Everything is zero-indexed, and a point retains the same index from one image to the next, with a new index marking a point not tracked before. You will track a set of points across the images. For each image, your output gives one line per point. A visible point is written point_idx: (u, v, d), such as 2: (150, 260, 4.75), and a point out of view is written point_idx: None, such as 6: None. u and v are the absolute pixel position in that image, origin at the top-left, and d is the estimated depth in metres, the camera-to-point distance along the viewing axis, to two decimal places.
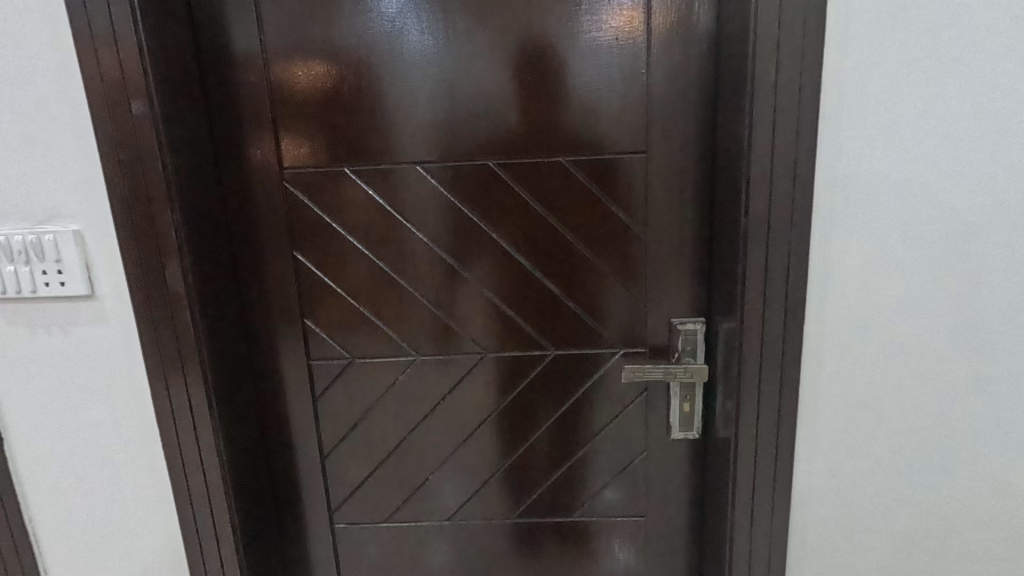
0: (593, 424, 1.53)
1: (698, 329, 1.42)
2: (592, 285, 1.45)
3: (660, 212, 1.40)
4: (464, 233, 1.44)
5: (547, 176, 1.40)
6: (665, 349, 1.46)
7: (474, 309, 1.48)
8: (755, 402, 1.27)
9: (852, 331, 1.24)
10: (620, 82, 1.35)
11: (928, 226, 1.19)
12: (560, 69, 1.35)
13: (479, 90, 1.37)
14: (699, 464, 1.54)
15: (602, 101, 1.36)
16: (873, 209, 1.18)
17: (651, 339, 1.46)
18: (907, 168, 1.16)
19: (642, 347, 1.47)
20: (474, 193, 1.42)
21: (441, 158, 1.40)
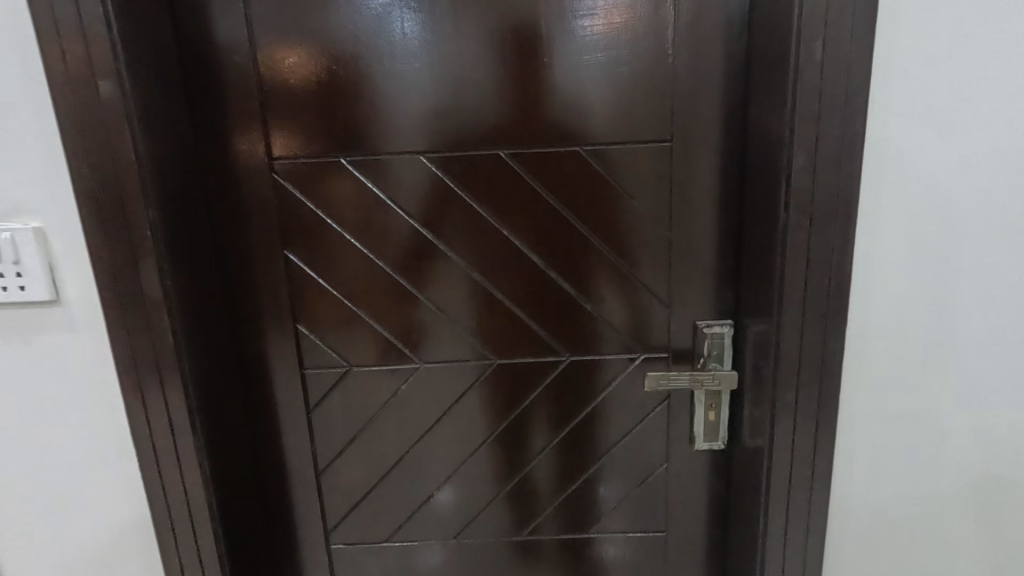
0: (611, 435, 1.42)
1: (725, 331, 1.32)
2: (611, 286, 1.34)
3: (685, 206, 1.29)
4: (471, 229, 1.32)
5: (562, 167, 1.29)
6: (689, 354, 1.35)
7: (482, 312, 1.37)
8: (791, 412, 1.17)
9: (897, 334, 1.15)
10: (642, 73, 1.24)
11: (983, 219, 1.08)
12: (576, 61, 1.24)
13: (484, 75, 1.25)
14: (723, 475, 1.44)
15: (615, 88, 1.25)
16: (923, 200, 1.08)
17: (674, 343, 1.35)
18: (961, 157, 1.06)
19: (663, 351, 1.36)
20: (483, 186, 1.30)
21: (446, 147, 1.28)
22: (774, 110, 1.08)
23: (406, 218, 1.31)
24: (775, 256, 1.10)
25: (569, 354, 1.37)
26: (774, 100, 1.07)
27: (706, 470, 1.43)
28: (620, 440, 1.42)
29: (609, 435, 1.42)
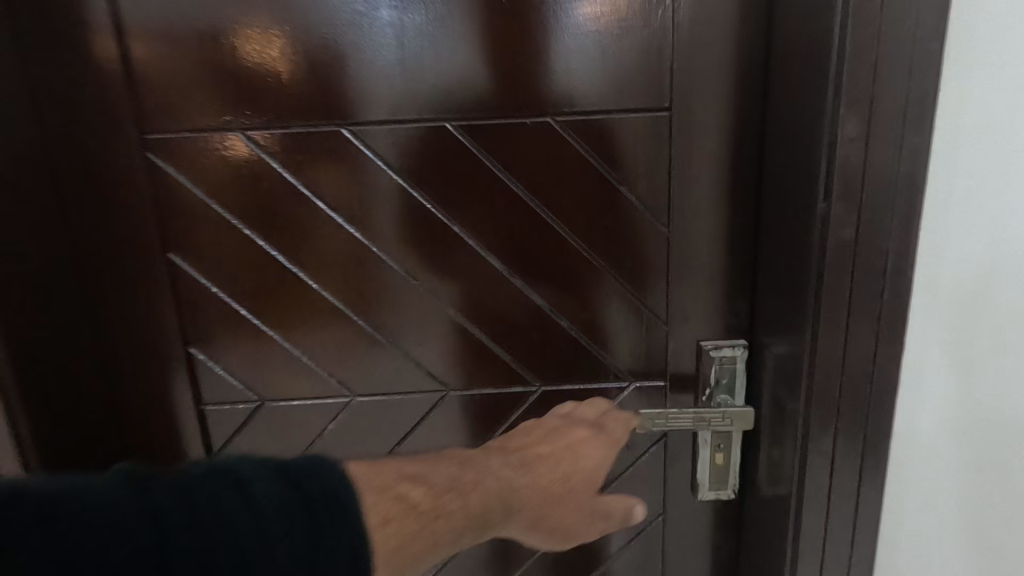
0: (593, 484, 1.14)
1: (740, 353, 1.03)
2: (594, 297, 1.04)
3: (688, 194, 0.99)
4: (411, 224, 1.02)
5: (530, 143, 0.98)
6: (692, 382, 1.07)
7: (428, 331, 1.06)
8: (824, 462, 0.90)
9: (983, 367, 0.84)
10: (648, 50, 0.94)
11: None
12: (566, 39, 0.94)
13: (441, 44, 0.94)
14: (733, 529, 1.16)
15: (596, 38, 0.94)
16: None
17: (673, 369, 1.07)
18: None
19: (659, 378, 1.08)
20: (426, 168, 0.99)
21: (376, 116, 0.97)
22: (813, 61, 0.79)
23: (327, 210, 1.01)
24: (811, 260, 0.82)
25: (542, 382, 1.08)
26: (812, 46, 0.78)
27: (711, 523, 1.16)
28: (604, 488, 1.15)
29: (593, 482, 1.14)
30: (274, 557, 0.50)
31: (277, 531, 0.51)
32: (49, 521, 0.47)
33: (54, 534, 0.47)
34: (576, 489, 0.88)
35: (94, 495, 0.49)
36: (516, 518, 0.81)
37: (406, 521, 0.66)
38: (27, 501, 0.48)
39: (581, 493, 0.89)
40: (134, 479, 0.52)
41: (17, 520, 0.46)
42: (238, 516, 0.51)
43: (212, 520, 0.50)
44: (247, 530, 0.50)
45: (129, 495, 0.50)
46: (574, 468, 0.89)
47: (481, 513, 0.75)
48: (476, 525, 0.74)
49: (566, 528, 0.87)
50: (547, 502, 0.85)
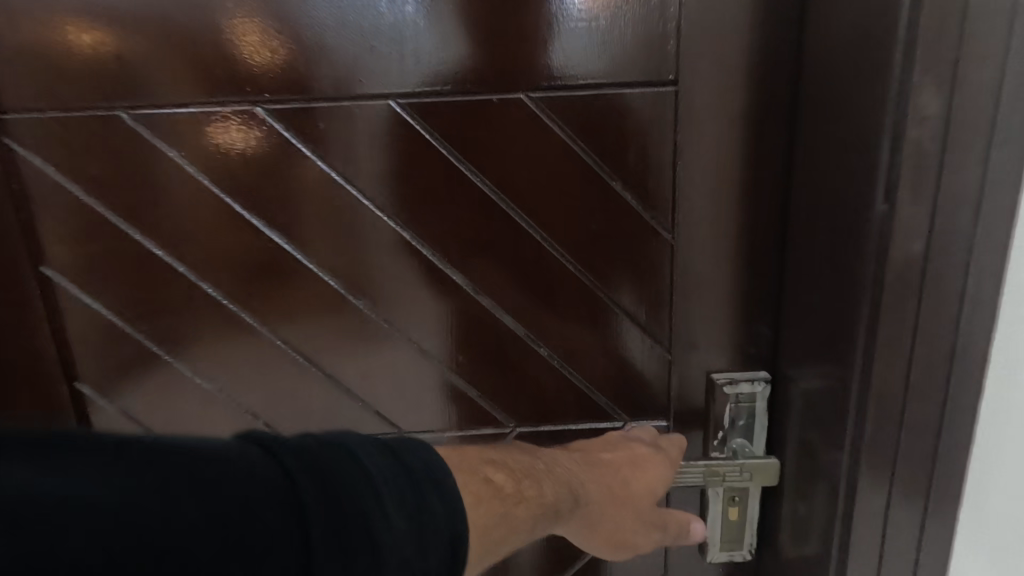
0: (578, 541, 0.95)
1: (761, 389, 0.84)
2: (580, 320, 0.84)
3: (698, 191, 0.78)
4: (351, 229, 0.81)
5: (498, 127, 0.78)
6: (701, 422, 0.88)
7: (375, 362, 0.86)
8: (874, 534, 0.71)
9: None
10: (658, 31, 0.74)
11: None
12: (554, 22, 0.74)
13: (394, 27, 0.74)
14: None
15: (588, 18, 0.74)
16: None
17: (678, 407, 0.87)
18: None
19: (662, 418, 0.88)
20: (367, 159, 0.79)
21: (300, 92, 0.76)
22: (869, 13, 0.58)
23: (244, 213, 0.80)
24: (863, 280, 0.62)
25: (517, 423, 0.88)
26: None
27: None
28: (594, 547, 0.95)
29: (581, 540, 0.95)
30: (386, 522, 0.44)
31: (390, 497, 0.46)
32: (156, 465, 0.42)
33: (159, 488, 0.41)
34: (637, 497, 0.76)
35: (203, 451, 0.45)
36: (585, 511, 0.72)
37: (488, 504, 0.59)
38: (150, 446, 0.44)
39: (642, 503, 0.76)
40: (246, 440, 0.47)
41: (126, 467, 0.42)
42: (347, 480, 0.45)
43: (324, 479, 0.44)
44: (358, 492, 0.44)
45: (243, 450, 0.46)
46: (636, 475, 0.76)
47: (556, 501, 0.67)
48: (550, 516, 0.66)
49: (628, 533, 0.76)
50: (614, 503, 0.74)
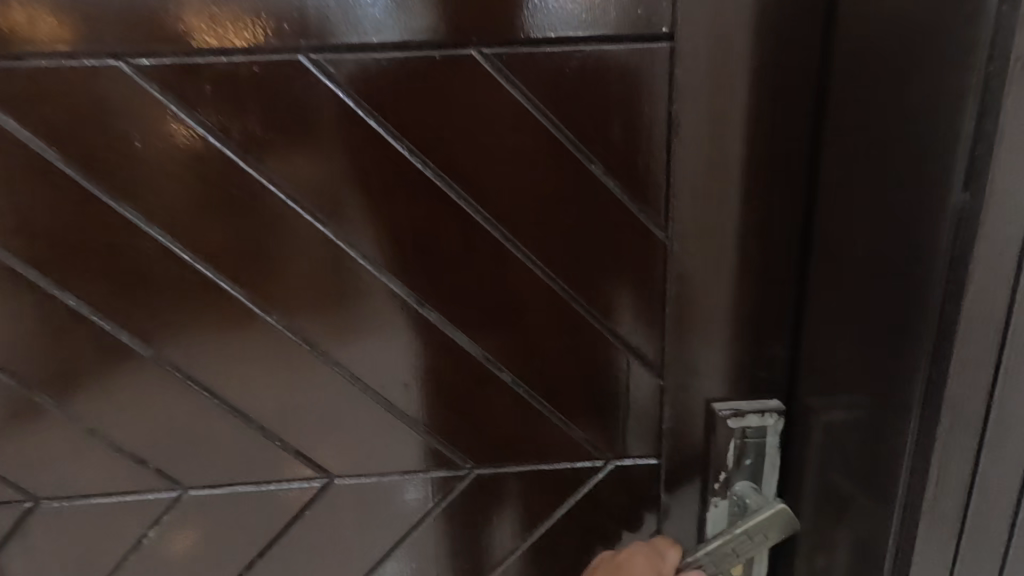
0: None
1: (775, 423, 0.69)
2: (552, 339, 0.68)
3: (699, 180, 0.62)
4: (258, 227, 0.63)
5: (445, 94, 0.60)
6: (699, 462, 0.72)
7: (298, 394, 0.69)
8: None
9: None
10: None
11: None
12: None
13: None
14: None
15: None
16: None
17: (671, 444, 0.71)
18: None
19: (652, 456, 0.73)
20: (274, 134, 0.61)
21: (182, 45, 0.58)
22: None
23: (117, 207, 0.62)
24: (925, 293, 0.47)
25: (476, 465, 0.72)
26: None
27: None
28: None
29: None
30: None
31: None
32: None
33: None
34: None
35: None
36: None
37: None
38: None
39: None
40: None
41: None
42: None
43: None
44: None
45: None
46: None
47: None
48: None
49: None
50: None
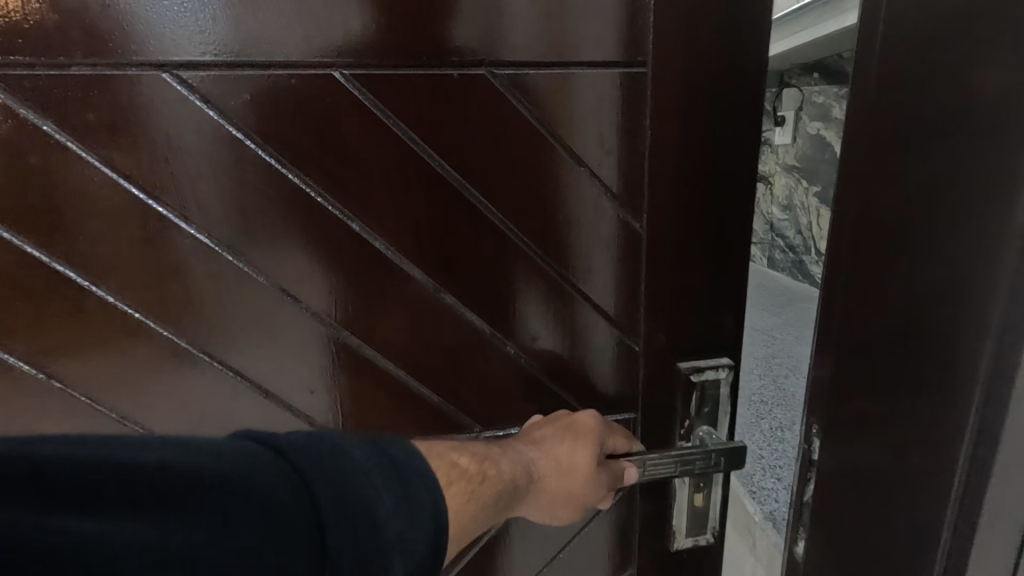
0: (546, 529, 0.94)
1: (809, 447, 0.66)
2: (546, 315, 0.80)
3: (671, 177, 0.74)
4: (287, 222, 0.70)
5: (460, 105, 0.69)
6: (669, 414, 0.85)
7: (324, 371, 0.77)
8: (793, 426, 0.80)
9: None
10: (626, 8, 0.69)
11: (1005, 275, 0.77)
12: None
13: None
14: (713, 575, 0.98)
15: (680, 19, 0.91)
16: None
17: (647, 399, 0.84)
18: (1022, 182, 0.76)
19: (630, 410, 0.87)
20: (308, 139, 0.68)
21: (225, 56, 0.64)
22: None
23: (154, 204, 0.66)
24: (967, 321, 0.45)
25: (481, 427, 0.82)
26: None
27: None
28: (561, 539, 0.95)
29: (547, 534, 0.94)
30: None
31: (382, 479, 0.43)
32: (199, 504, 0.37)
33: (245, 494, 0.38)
34: (581, 462, 0.75)
35: (227, 471, 0.39)
36: (538, 489, 0.73)
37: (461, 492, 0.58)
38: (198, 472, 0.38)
39: (583, 457, 0.75)
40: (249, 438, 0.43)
41: (217, 492, 0.38)
42: (393, 502, 0.42)
43: (320, 460, 0.41)
44: (354, 470, 0.42)
45: (278, 479, 0.39)
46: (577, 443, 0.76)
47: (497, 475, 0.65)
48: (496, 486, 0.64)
49: (582, 499, 0.76)
50: (563, 478, 0.74)
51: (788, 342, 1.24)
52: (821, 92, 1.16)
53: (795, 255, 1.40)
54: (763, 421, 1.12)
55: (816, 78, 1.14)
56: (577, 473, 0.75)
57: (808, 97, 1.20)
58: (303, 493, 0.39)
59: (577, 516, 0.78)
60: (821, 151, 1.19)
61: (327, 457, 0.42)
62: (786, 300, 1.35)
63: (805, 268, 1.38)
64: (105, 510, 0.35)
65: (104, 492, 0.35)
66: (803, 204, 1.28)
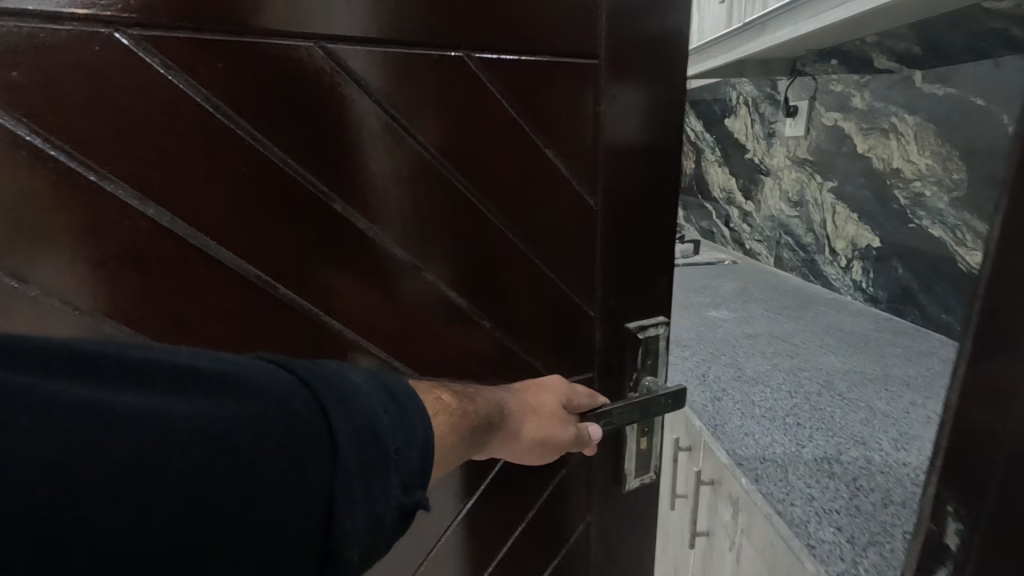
0: (477, 525, 0.71)
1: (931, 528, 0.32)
2: (537, 310, 0.65)
3: (627, 154, 0.63)
4: (247, 213, 0.47)
5: (435, 70, 0.52)
6: (617, 377, 0.71)
7: (264, 338, 0.51)
8: (715, 396, 0.67)
9: (745, 377, 0.71)
10: None
11: (807, 309, 1.01)
12: None
13: None
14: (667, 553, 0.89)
15: None
16: (836, 316, 0.95)
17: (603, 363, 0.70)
18: (892, 232, 0.93)
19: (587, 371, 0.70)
20: (271, 96, 0.46)
21: (152, 26, 0.41)
22: None
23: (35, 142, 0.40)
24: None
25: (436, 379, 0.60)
26: None
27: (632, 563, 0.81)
28: (495, 537, 0.73)
29: (476, 528, 0.71)
30: (401, 494, 0.36)
31: (393, 433, 0.36)
32: (361, 417, 0.35)
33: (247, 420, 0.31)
34: (550, 407, 0.61)
35: (249, 377, 0.33)
36: (508, 435, 0.58)
37: (454, 425, 0.49)
38: (318, 377, 0.35)
39: (549, 401, 0.61)
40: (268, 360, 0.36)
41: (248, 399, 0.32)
42: (393, 423, 0.37)
43: (359, 427, 0.34)
44: (375, 419, 0.36)
45: (294, 393, 0.33)
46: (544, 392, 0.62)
47: (487, 414, 0.54)
48: (484, 434, 0.53)
49: (556, 442, 0.61)
50: (534, 418, 0.60)
51: (815, 352, 0.79)
52: (841, 79, 1.04)
53: (806, 255, 1.20)
54: (772, 409, 0.62)
55: (834, 65, 1.04)
56: (546, 413, 0.61)
57: (824, 85, 1.09)
58: (324, 422, 0.33)
59: (554, 457, 0.63)
60: (836, 145, 1.06)
61: (339, 390, 0.35)
62: (799, 302, 1.05)
63: (817, 268, 1.16)
64: (128, 388, 0.30)
65: (132, 375, 0.31)
66: (816, 200, 1.12)
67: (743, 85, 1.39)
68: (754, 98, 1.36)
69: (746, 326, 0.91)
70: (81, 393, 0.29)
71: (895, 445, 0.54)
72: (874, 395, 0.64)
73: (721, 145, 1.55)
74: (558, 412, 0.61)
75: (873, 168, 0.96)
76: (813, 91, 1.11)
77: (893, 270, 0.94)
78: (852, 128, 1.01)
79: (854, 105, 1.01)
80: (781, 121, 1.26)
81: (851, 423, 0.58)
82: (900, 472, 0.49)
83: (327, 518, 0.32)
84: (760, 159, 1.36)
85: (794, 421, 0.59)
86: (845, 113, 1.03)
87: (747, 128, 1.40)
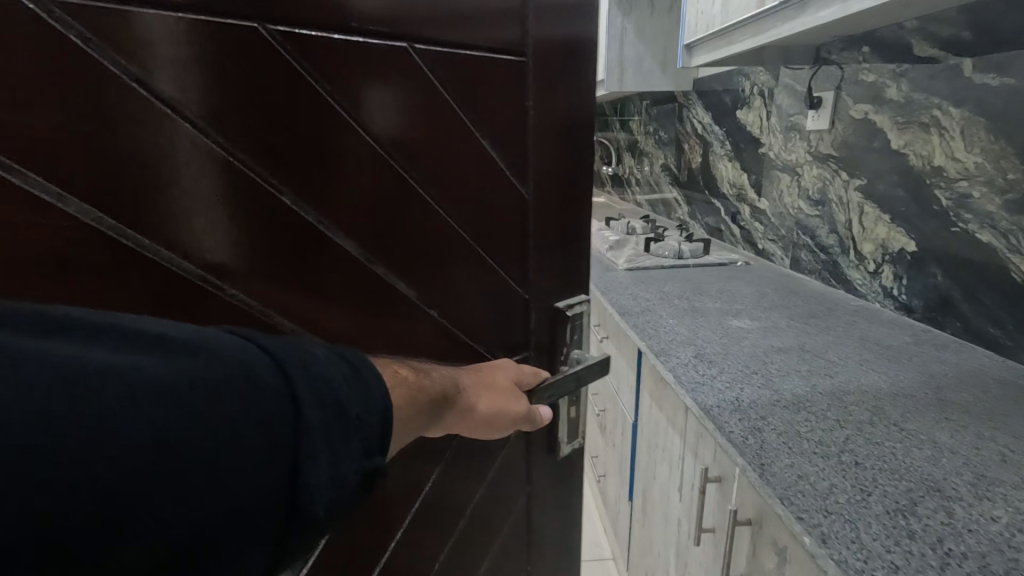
0: (448, 522, 0.64)
1: None
2: (484, 303, 0.61)
3: (554, 146, 0.61)
4: (192, 212, 0.38)
5: (375, 60, 0.46)
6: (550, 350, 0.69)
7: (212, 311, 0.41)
8: (753, 426, 0.59)
9: (790, 403, 0.63)
10: None
11: (833, 316, 0.94)
12: None
13: None
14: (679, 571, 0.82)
15: None
16: (869, 326, 0.88)
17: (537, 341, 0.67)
18: (928, 233, 0.86)
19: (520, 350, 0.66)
20: (224, 76, 0.38)
21: None
22: None
23: None
24: None
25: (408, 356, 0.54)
26: None
27: (571, 534, 0.79)
28: (464, 534, 0.66)
29: (443, 526, 0.63)
30: (364, 456, 0.35)
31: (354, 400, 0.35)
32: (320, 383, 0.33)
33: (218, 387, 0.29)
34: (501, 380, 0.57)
35: (217, 349, 0.30)
36: (467, 408, 0.52)
37: (415, 400, 0.43)
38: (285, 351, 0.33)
39: (502, 374, 0.58)
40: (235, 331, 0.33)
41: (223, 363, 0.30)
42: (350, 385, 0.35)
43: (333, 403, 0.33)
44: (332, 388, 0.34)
45: (257, 359, 0.31)
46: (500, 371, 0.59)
47: (444, 389, 0.48)
48: (441, 407, 0.47)
49: (513, 414, 0.57)
50: (487, 391, 0.55)
51: (856, 371, 0.71)
52: (873, 69, 0.96)
53: (829, 257, 1.12)
54: (817, 443, 0.55)
55: (867, 52, 0.96)
56: (494, 386, 0.56)
57: (851, 75, 1.01)
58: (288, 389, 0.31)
59: (512, 429, 0.58)
60: (867, 140, 0.98)
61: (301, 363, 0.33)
62: (833, 308, 0.98)
63: (841, 271, 1.09)
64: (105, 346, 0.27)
65: (93, 333, 0.28)
66: (842, 198, 1.05)
67: (758, 73, 1.31)
68: (770, 88, 1.28)
69: (774, 338, 0.84)
70: (54, 348, 0.26)
71: (974, 493, 0.47)
72: (932, 425, 0.57)
73: (733, 139, 1.47)
74: (504, 383, 0.58)
75: (910, 165, 0.89)
76: (839, 82, 1.04)
77: (931, 276, 0.87)
78: (886, 121, 0.94)
79: (889, 95, 0.93)
80: (802, 113, 1.18)
81: (917, 462, 0.51)
82: (993, 532, 0.42)
83: (294, 479, 0.31)
84: (777, 154, 1.27)
85: (851, 461, 0.52)
86: (880, 107, 0.95)
87: (763, 120, 1.32)
